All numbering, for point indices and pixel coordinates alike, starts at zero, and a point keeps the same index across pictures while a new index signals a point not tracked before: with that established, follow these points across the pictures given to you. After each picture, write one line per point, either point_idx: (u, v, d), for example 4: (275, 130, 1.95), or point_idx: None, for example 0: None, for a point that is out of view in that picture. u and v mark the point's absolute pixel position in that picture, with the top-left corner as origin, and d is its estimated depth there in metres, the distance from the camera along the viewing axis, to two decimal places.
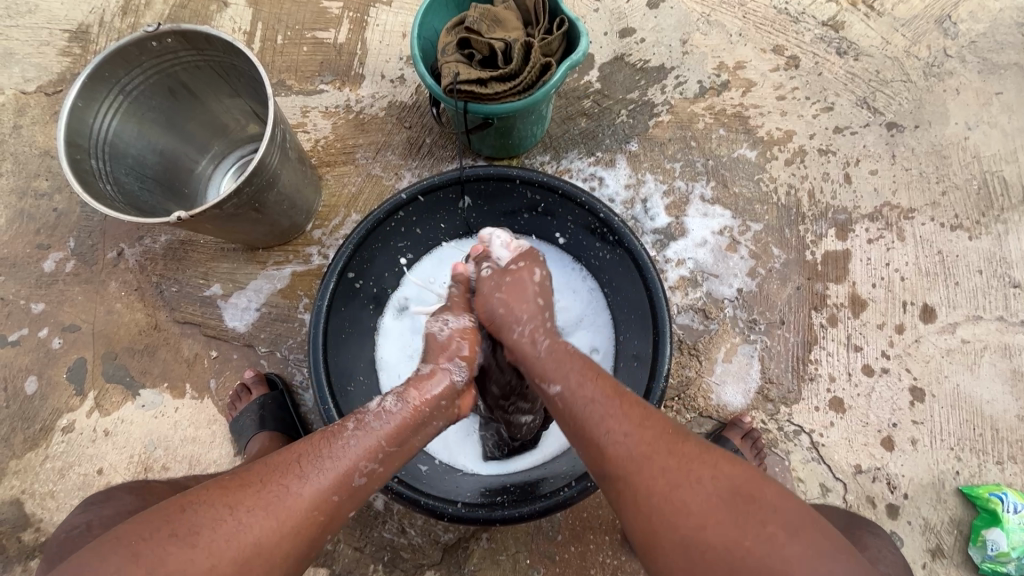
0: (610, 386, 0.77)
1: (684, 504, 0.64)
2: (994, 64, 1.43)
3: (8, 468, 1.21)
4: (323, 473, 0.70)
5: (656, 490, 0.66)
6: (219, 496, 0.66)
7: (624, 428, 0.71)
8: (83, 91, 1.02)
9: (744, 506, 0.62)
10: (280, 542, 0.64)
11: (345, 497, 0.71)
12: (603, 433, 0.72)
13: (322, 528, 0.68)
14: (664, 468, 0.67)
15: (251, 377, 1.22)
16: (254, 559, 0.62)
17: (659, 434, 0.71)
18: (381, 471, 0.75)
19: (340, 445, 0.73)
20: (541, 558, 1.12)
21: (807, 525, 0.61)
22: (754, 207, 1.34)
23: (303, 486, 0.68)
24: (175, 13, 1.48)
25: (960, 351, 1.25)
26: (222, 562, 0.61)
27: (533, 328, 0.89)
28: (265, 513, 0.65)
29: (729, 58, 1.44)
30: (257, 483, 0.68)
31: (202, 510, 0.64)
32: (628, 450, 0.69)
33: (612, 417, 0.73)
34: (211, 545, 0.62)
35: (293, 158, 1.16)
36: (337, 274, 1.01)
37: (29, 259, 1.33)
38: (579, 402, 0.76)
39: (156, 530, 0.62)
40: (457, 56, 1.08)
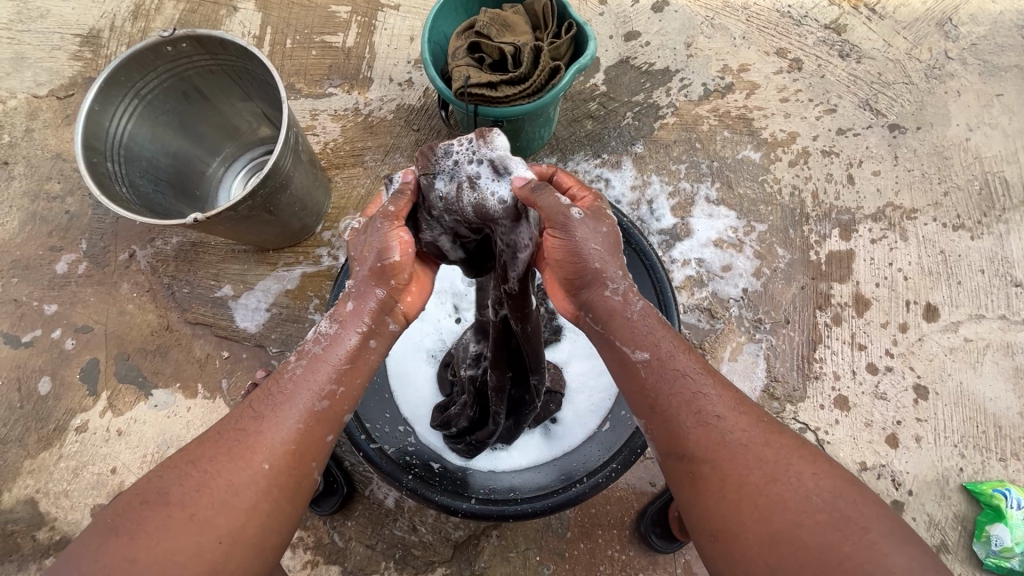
0: (702, 358, 0.64)
1: (783, 499, 0.55)
2: (995, 66, 1.45)
3: (22, 467, 1.23)
4: (280, 409, 0.62)
5: (753, 483, 0.57)
6: (180, 456, 0.61)
7: (720, 410, 0.60)
8: (100, 95, 1.04)
9: (851, 513, 0.54)
10: (255, 480, 0.59)
11: (315, 422, 0.63)
12: (697, 409, 0.60)
13: (300, 457, 0.62)
14: (761, 460, 0.57)
15: (262, 378, 1.20)
16: (231, 502, 0.58)
17: (757, 421, 0.61)
18: (353, 386, 0.66)
19: (293, 371, 0.64)
20: (550, 555, 1.13)
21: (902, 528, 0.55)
22: (759, 208, 1.36)
23: (263, 425, 0.61)
24: (185, 17, 1.49)
25: (963, 350, 1.26)
26: (199, 512, 0.57)
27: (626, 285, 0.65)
28: (229, 458, 0.59)
29: (733, 61, 1.46)
30: (214, 434, 0.62)
31: (165, 472, 0.59)
32: (724, 436, 0.59)
33: (709, 396, 0.60)
34: (182, 500, 0.57)
35: (305, 160, 1.18)
36: (351, 274, 1.04)
37: (41, 261, 1.35)
38: (669, 371, 0.62)
39: (125, 502, 0.58)
40: (467, 60, 1.10)
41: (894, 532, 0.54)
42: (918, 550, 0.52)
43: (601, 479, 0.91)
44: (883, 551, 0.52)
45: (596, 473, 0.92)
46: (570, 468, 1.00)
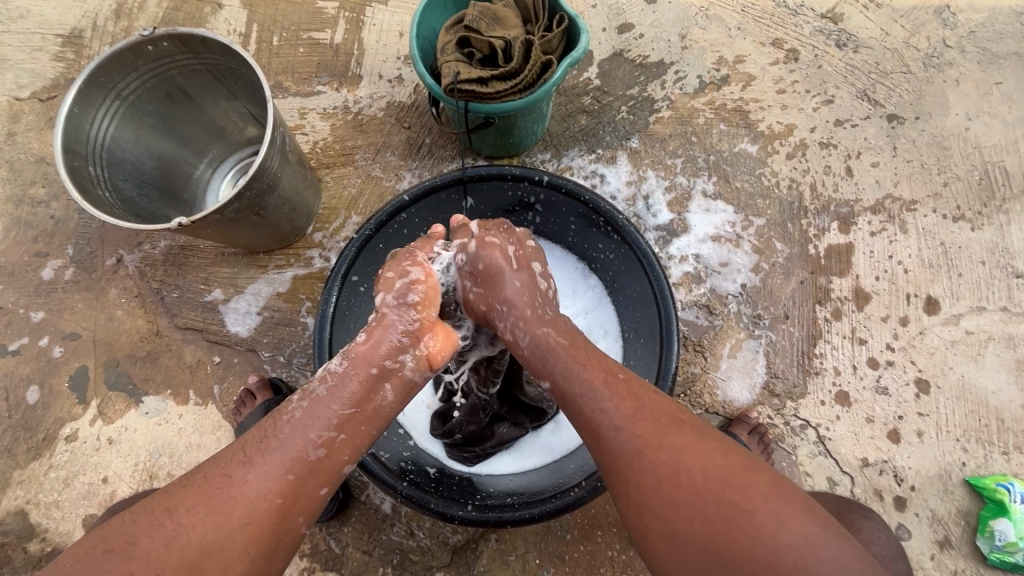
0: (606, 372, 0.72)
1: (675, 497, 0.61)
2: (994, 54, 1.43)
3: (11, 479, 1.21)
4: (270, 459, 0.67)
5: (646, 484, 0.63)
6: (161, 501, 0.64)
7: (615, 420, 0.67)
8: (79, 97, 1.01)
9: (738, 501, 0.59)
10: (232, 536, 0.62)
11: (304, 474, 0.68)
12: (597, 424, 0.68)
13: (281, 514, 0.65)
14: (654, 460, 0.64)
15: (254, 383, 1.19)
16: (202, 560, 0.60)
17: (654, 423, 0.66)
18: (346, 438, 0.72)
19: (288, 422, 0.70)
20: (550, 558, 1.11)
21: (796, 505, 0.59)
22: (757, 202, 1.34)
23: (248, 476, 0.65)
24: (169, 15, 1.46)
25: (965, 343, 1.25)
26: (164, 569, 0.59)
27: (515, 322, 0.79)
28: (208, 509, 0.63)
29: (728, 53, 1.43)
30: (197, 482, 0.65)
31: (139, 520, 0.62)
32: (620, 444, 0.66)
33: (601, 410, 0.69)
34: (149, 554, 0.60)
35: (293, 160, 1.15)
36: (340, 279, 1.00)
37: (27, 267, 1.32)
38: (570, 391, 0.72)
39: (93, 548, 0.61)
40: (456, 55, 1.07)
41: (789, 517, 0.58)
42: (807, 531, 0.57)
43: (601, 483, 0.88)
44: (767, 537, 0.57)
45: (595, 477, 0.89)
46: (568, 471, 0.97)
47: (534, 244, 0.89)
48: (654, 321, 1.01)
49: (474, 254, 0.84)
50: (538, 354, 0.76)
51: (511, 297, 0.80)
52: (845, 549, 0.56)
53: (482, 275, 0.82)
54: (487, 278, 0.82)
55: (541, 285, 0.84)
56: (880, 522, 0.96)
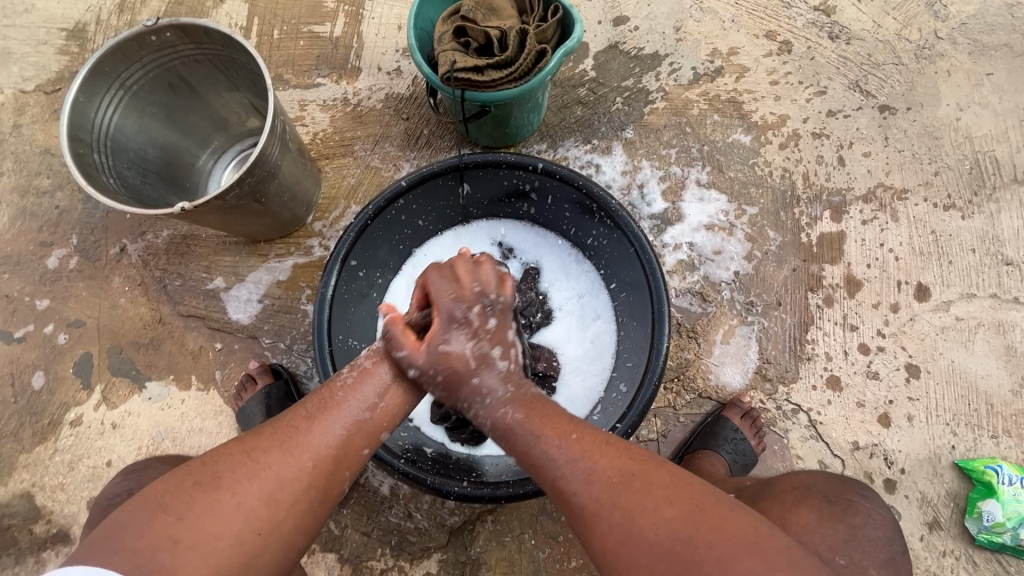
0: (562, 434, 0.71)
1: (633, 559, 0.61)
2: (984, 45, 1.45)
3: (17, 462, 1.23)
4: (331, 415, 0.73)
5: (606, 546, 0.63)
6: (234, 446, 0.69)
7: (573, 487, 0.67)
8: (84, 86, 1.03)
9: (686, 553, 0.58)
10: (302, 475, 0.67)
11: (357, 431, 0.74)
12: (559, 493, 0.68)
13: (338, 463, 0.71)
14: (609, 524, 0.63)
15: (255, 368, 1.22)
16: (279, 494, 0.65)
17: (609, 484, 0.65)
18: (388, 404, 0.78)
19: (343, 389, 0.77)
20: (546, 539, 1.14)
21: (752, 558, 0.56)
22: (750, 191, 1.36)
23: (314, 427, 0.71)
24: (171, 9, 1.48)
25: (954, 329, 1.27)
26: (247, 498, 0.64)
27: (478, 413, 0.77)
28: (280, 452, 0.68)
29: (722, 45, 1.45)
30: (268, 431, 0.70)
31: (219, 458, 0.67)
32: (581, 508, 0.66)
33: (562, 477, 0.68)
34: (234, 486, 0.64)
35: (293, 149, 1.17)
36: (339, 262, 1.02)
37: (32, 256, 1.35)
38: (533, 463, 0.71)
39: (178, 482, 0.64)
40: (453, 45, 1.09)
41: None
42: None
43: None
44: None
45: None
46: None
47: (496, 321, 0.81)
48: (646, 304, 1.03)
49: (430, 361, 0.78)
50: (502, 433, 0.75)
51: (474, 392, 0.77)
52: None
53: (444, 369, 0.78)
54: (449, 386, 0.78)
55: (502, 366, 0.78)
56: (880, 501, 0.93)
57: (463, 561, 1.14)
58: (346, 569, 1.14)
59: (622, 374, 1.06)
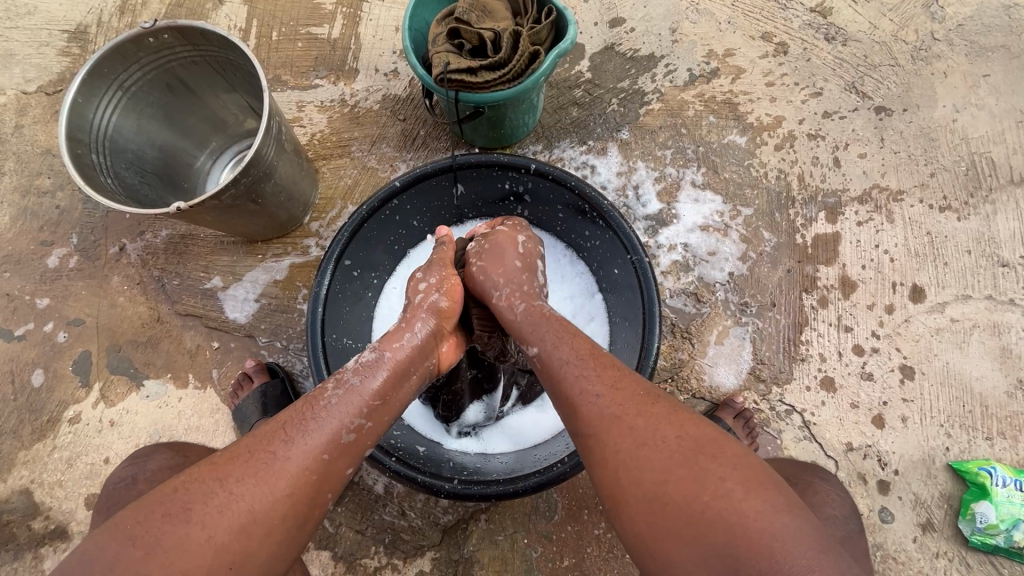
0: (589, 350, 0.79)
1: (650, 462, 0.64)
2: (981, 46, 1.45)
3: (16, 459, 1.24)
4: (309, 436, 0.71)
5: (622, 448, 0.66)
6: (208, 471, 0.66)
7: (597, 389, 0.72)
8: (83, 88, 1.04)
9: (707, 462, 0.62)
10: (277, 505, 0.65)
11: (339, 452, 0.72)
12: (580, 392, 0.73)
13: (316, 487, 0.69)
14: (630, 427, 0.67)
15: (252, 367, 1.23)
16: (252, 526, 0.63)
17: (631, 394, 0.70)
18: (373, 425, 0.76)
19: (324, 403, 0.74)
20: (538, 538, 1.14)
21: (767, 485, 0.61)
22: (745, 192, 1.36)
23: (292, 450, 0.69)
24: (171, 11, 1.50)
25: (949, 330, 1.27)
26: (218, 532, 0.62)
27: (510, 293, 0.93)
28: (256, 481, 0.65)
29: (718, 46, 1.46)
30: (244, 454, 0.68)
31: (192, 486, 0.65)
32: (601, 410, 0.70)
33: (585, 379, 0.74)
34: (204, 519, 0.62)
35: (289, 150, 1.18)
36: (333, 262, 1.03)
37: (33, 255, 1.36)
38: (557, 368, 0.78)
39: (148, 511, 0.62)
40: (447, 47, 1.10)
41: (753, 483, 0.60)
42: (774, 502, 0.59)
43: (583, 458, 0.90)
44: (735, 501, 0.59)
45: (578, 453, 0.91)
46: (552, 450, 1.01)
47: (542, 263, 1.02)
48: (638, 303, 1.03)
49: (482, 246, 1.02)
50: (530, 325, 0.86)
51: (509, 274, 0.96)
52: (797, 522, 0.58)
53: (488, 253, 1.00)
54: (490, 263, 0.98)
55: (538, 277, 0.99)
56: (836, 485, 0.98)
57: (456, 560, 1.14)
58: (339, 567, 1.14)
59: None
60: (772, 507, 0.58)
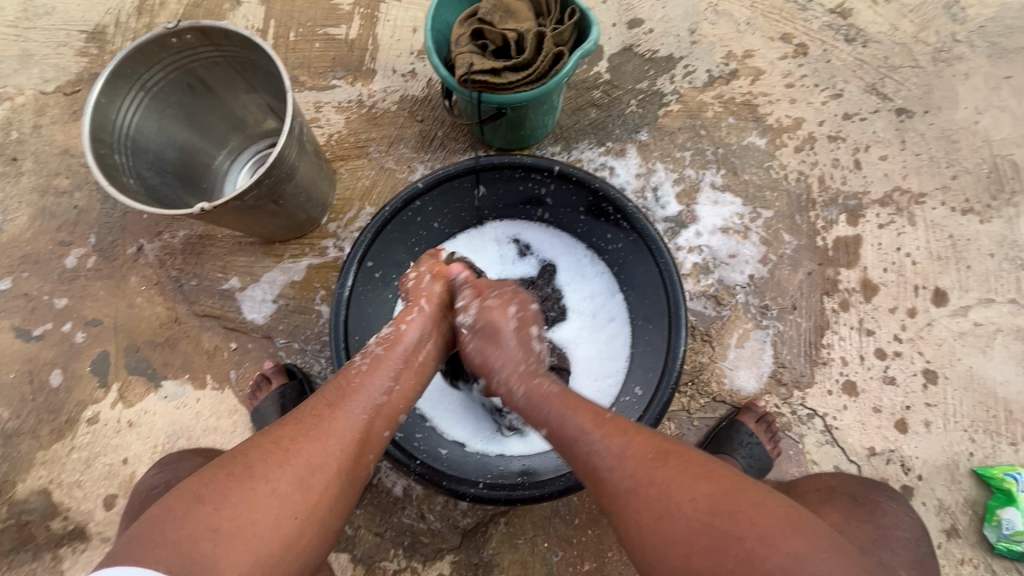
0: (595, 416, 0.77)
1: (671, 534, 0.64)
2: (1003, 48, 1.43)
3: (35, 459, 1.24)
4: (349, 401, 0.76)
5: (644, 522, 0.66)
6: (261, 437, 0.71)
7: (610, 463, 0.71)
8: (106, 88, 1.04)
9: (727, 525, 0.61)
10: (331, 459, 0.70)
11: (376, 415, 0.78)
12: (594, 467, 0.72)
13: (362, 443, 0.74)
14: (647, 498, 0.67)
15: (270, 368, 1.23)
16: (310, 478, 0.68)
17: (643, 461, 0.70)
18: (402, 387, 0.82)
19: (360, 376, 0.80)
20: (559, 541, 1.13)
21: (790, 535, 0.60)
22: (765, 194, 1.35)
23: (336, 414, 0.74)
24: (189, 12, 1.50)
25: (973, 334, 1.25)
26: (281, 484, 0.66)
27: (509, 376, 0.89)
28: (309, 439, 0.71)
29: (738, 47, 1.45)
30: (293, 421, 0.73)
31: (250, 450, 0.69)
32: (617, 485, 0.70)
33: (596, 454, 0.73)
34: (267, 473, 0.66)
35: (310, 151, 1.18)
36: (356, 264, 1.03)
37: (51, 255, 1.36)
38: (568, 438, 0.77)
39: (212, 475, 0.66)
40: (470, 47, 1.09)
41: (775, 540, 0.59)
42: (796, 553, 0.58)
43: None
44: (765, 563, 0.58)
45: None
46: None
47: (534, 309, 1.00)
48: (662, 306, 1.03)
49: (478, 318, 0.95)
50: (535, 404, 0.84)
51: (510, 352, 0.92)
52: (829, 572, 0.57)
53: (489, 329, 0.94)
54: (489, 336, 0.94)
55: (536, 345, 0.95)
56: (905, 503, 0.97)
57: (475, 563, 1.13)
58: (358, 569, 1.14)
59: (637, 376, 1.06)
60: (796, 561, 0.58)
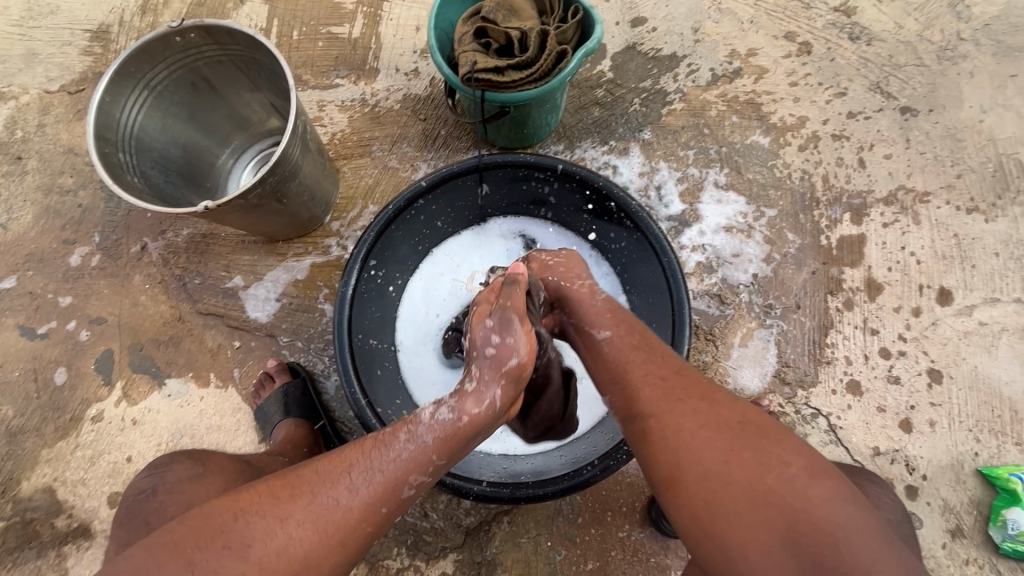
0: (648, 344, 0.83)
1: (711, 438, 0.67)
2: (1009, 46, 1.43)
3: (39, 457, 1.25)
4: (371, 486, 0.69)
5: (684, 426, 0.69)
6: (270, 506, 0.66)
7: (660, 375, 0.76)
8: (110, 87, 1.04)
9: (767, 442, 0.66)
10: (330, 554, 0.65)
11: (393, 505, 0.70)
12: (641, 378, 0.76)
13: (366, 536, 0.68)
14: (692, 406, 0.71)
15: (274, 366, 1.23)
16: (303, 572, 0.63)
17: (691, 385, 0.75)
18: (431, 480, 0.73)
19: (389, 457, 0.71)
20: (562, 540, 1.13)
21: (826, 471, 0.64)
22: (769, 192, 1.35)
23: (351, 500, 0.67)
24: (193, 11, 1.50)
25: (977, 334, 1.25)
26: (272, 575, 0.62)
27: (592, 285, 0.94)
28: (314, 526, 0.65)
29: (741, 46, 1.44)
30: (305, 495, 0.67)
31: (253, 522, 0.65)
32: (662, 394, 0.73)
33: (649, 366, 0.78)
34: (262, 559, 0.62)
35: (313, 149, 1.18)
36: (360, 263, 1.03)
37: (55, 254, 1.37)
38: (620, 354, 0.81)
39: (209, 538, 0.63)
40: (474, 46, 1.09)
41: (812, 466, 0.63)
42: (831, 483, 0.62)
43: (612, 462, 0.92)
44: (801, 485, 0.61)
45: (606, 457, 0.93)
46: (578, 454, 1.01)
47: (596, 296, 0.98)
48: (664, 304, 1.04)
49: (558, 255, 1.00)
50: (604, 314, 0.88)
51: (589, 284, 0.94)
52: (862, 511, 0.60)
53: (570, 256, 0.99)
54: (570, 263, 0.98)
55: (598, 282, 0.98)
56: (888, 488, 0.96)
57: (479, 562, 1.13)
58: (362, 568, 1.14)
59: None
60: (830, 489, 0.61)
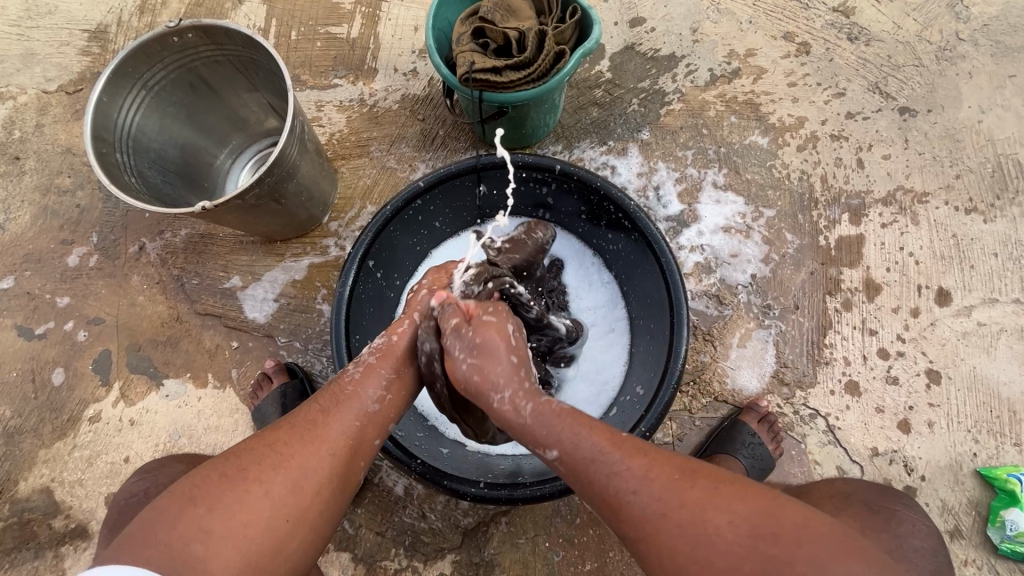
0: (607, 434, 0.70)
1: (711, 563, 0.59)
2: (1008, 46, 1.43)
3: (37, 457, 1.24)
4: (345, 408, 0.76)
5: (678, 552, 0.61)
6: (257, 441, 0.71)
7: (632, 485, 0.65)
8: (108, 87, 1.04)
9: (771, 551, 0.57)
10: (325, 464, 0.71)
11: (368, 423, 0.77)
12: (615, 493, 0.66)
13: (353, 451, 0.74)
14: (679, 523, 0.62)
15: (271, 367, 1.23)
16: (303, 480, 0.68)
17: (670, 484, 0.64)
18: (394, 398, 0.81)
19: (353, 384, 0.79)
20: (560, 541, 1.13)
21: (842, 557, 0.56)
22: (767, 193, 1.34)
23: (330, 421, 0.74)
24: (191, 11, 1.50)
25: (976, 334, 1.25)
26: (275, 487, 0.67)
27: (513, 393, 0.75)
28: (303, 443, 0.71)
29: (740, 46, 1.44)
30: (286, 425, 0.73)
31: (246, 452, 0.69)
32: (645, 510, 0.64)
33: (618, 475, 0.66)
34: (261, 475, 0.67)
35: (311, 150, 1.18)
36: (357, 263, 1.02)
37: (53, 254, 1.36)
38: (583, 459, 0.69)
39: (205, 476, 0.67)
40: (472, 46, 1.09)
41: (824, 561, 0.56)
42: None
43: None
44: None
45: None
46: None
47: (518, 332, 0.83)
48: (664, 305, 1.02)
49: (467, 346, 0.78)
50: (544, 424, 0.73)
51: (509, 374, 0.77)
52: None
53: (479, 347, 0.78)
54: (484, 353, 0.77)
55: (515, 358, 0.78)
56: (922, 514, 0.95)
57: (477, 563, 1.13)
58: (359, 569, 1.14)
59: (638, 376, 1.06)
60: None
